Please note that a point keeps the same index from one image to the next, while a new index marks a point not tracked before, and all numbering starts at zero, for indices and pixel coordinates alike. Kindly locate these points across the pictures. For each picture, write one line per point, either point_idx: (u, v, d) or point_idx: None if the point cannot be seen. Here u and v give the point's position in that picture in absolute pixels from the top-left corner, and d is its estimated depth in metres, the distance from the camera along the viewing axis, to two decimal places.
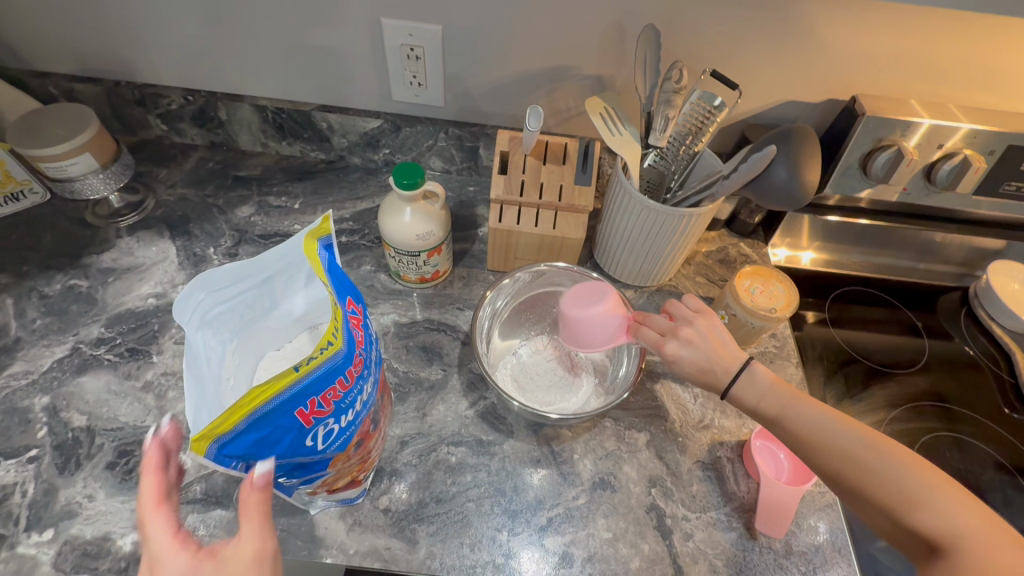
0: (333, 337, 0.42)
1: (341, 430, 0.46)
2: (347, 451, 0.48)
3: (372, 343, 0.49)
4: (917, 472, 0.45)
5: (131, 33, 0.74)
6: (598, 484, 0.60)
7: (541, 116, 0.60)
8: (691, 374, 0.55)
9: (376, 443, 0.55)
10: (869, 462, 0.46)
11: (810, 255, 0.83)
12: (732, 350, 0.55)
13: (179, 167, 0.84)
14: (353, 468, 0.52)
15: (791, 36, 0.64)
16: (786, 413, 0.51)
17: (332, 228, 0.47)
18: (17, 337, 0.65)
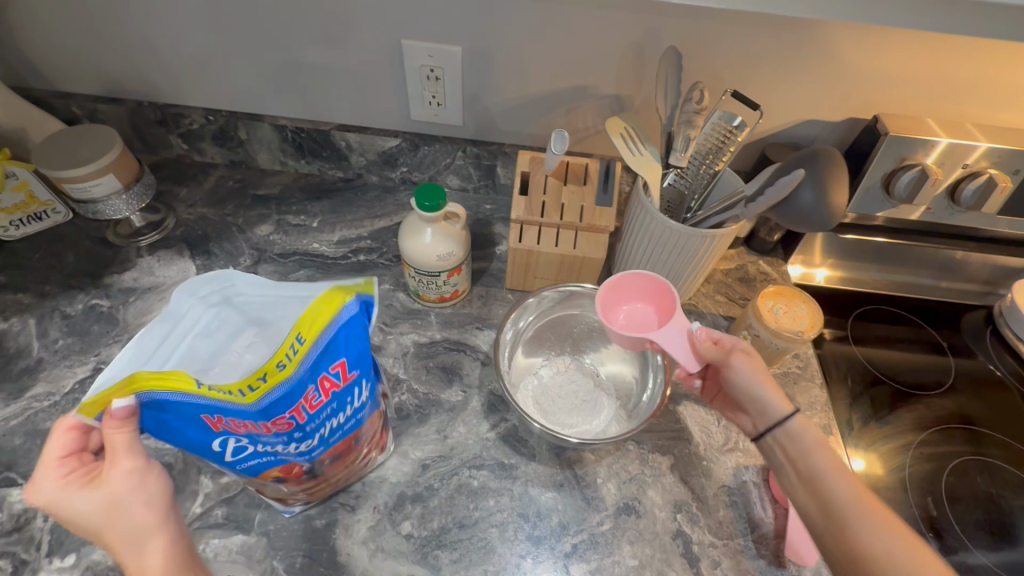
0: (258, 383, 0.43)
1: (253, 454, 0.47)
2: (267, 476, 0.49)
3: (346, 404, 0.50)
4: None
5: (154, 55, 0.75)
6: (623, 509, 0.59)
7: (565, 141, 0.59)
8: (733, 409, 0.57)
9: (346, 467, 0.55)
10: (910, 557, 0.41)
11: (824, 273, 0.82)
12: (780, 394, 0.52)
13: (199, 186, 0.85)
14: (283, 493, 0.53)
15: (812, 57, 0.64)
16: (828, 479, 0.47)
17: (373, 289, 0.49)
18: (39, 358, 0.65)
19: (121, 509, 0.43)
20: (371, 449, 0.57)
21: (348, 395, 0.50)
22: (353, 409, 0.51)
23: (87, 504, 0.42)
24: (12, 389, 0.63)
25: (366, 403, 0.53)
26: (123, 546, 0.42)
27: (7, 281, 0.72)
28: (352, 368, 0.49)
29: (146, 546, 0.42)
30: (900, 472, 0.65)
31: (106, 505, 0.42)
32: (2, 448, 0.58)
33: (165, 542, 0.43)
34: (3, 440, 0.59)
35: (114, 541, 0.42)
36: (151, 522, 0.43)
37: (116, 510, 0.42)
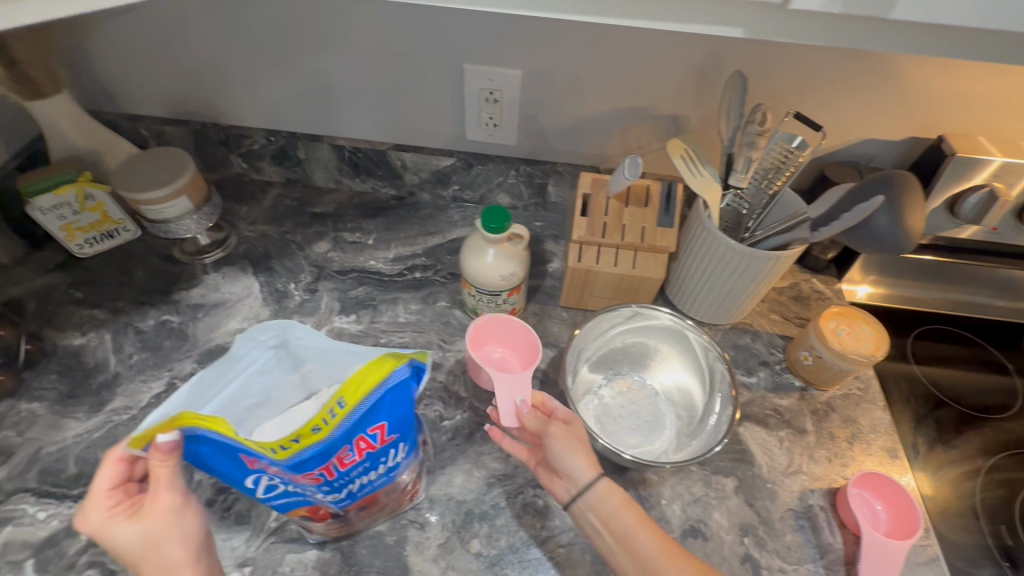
0: (294, 441, 0.41)
1: (286, 492, 0.45)
2: (295, 514, 0.49)
3: (381, 460, 0.48)
4: None
5: (222, 79, 0.77)
6: (689, 531, 0.59)
7: (639, 166, 0.59)
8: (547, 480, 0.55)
9: (380, 504, 0.55)
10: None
11: (865, 289, 0.81)
12: (591, 457, 0.52)
13: (258, 204, 0.87)
14: (308, 524, 0.53)
15: (877, 78, 0.64)
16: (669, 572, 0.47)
17: (428, 358, 0.46)
18: (116, 372, 0.68)
19: (161, 546, 0.42)
20: (399, 494, 0.56)
21: (383, 454, 0.47)
22: (390, 464, 0.49)
23: (132, 539, 0.41)
24: (93, 403, 0.65)
25: (400, 459, 0.50)
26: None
27: (83, 297, 0.75)
28: (389, 432, 0.46)
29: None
30: (971, 498, 0.63)
31: (148, 541, 0.41)
32: (87, 460, 0.61)
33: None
34: (87, 452, 0.62)
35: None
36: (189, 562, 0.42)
37: (158, 548, 0.41)
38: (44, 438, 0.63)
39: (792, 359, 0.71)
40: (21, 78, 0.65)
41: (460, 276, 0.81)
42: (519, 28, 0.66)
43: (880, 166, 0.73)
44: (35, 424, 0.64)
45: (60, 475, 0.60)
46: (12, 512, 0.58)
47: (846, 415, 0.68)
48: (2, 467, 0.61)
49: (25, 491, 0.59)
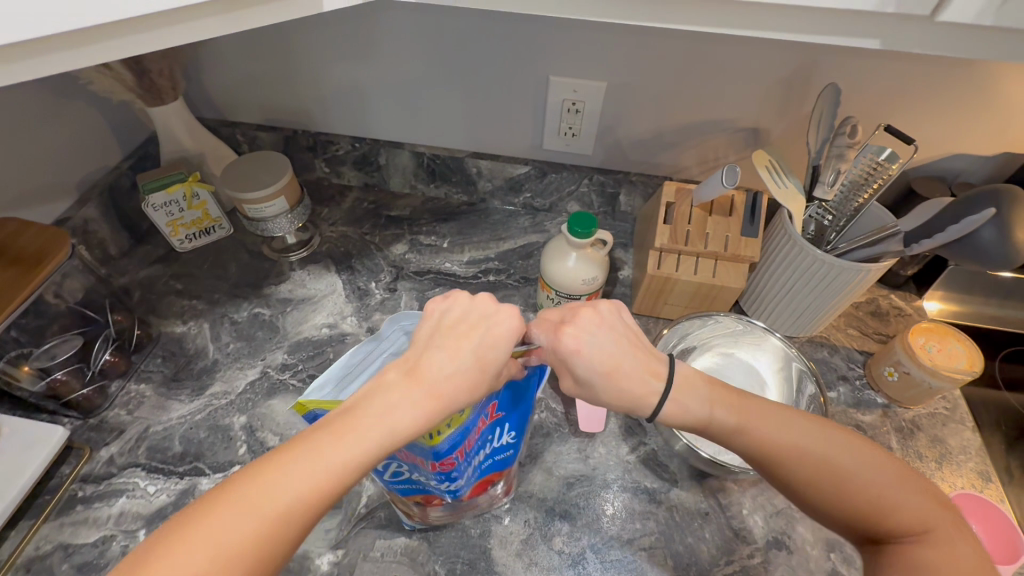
0: (438, 435, 0.44)
1: (408, 479, 0.50)
2: (410, 498, 0.54)
3: (489, 440, 0.52)
4: (843, 465, 0.44)
5: (316, 89, 0.82)
6: (773, 543, 0.58)
7: (738, 176, 0.60)
8: (610, 401, 0.47)
9: (478, 500, 0.58)
10: (891, 482, 0.44)
11: (933, 304, 0.78)
12: (649, 364, 0.48)
13: (338, 206, 0.91)
14: (409, 510, 0.56)
15: (974, 92, 0.63)
16: (776, 434, 0.45)
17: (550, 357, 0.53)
18: (215, 359, 0.73)
19: (363, 432, 0.38)
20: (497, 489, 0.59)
21: (493, 431, 0.52)
22: (500, 447, 0.54)
23: (374, 403, 0.40)
24: (195, 386, 0.70)
25: (506, 443, 0.54)
26: (299, 465, 0.36)
27: (182, 288, 0.80)
28: (500, 408, 0.51)
29: (303, 480, 0.36)
30: None
31: (393, 424, 0.39)
32: (190, 439, 0.65)
33: (307, 493, 0.36)
34: (190, 432, 0.66)
35: (310, 447, 0.37)
36: (344, 473, 0.37)
37: (378, 434, 0.38)
38: (151, 417, 0.67)
39: (876, 375, 0.70)
40: (148, 86, 0.70)
41: (532, 281, 0.83)
42: (610, 41, 0.68)
43: (969, 181, 0.72)
44: (143, 404, 0.68)
45: (167, 453, 0.64)
46: (125, 484, 0.62)
47: (933, 434, 0.67)
48: (115, 442, 0.65)
49: (136, 465, 0.63)
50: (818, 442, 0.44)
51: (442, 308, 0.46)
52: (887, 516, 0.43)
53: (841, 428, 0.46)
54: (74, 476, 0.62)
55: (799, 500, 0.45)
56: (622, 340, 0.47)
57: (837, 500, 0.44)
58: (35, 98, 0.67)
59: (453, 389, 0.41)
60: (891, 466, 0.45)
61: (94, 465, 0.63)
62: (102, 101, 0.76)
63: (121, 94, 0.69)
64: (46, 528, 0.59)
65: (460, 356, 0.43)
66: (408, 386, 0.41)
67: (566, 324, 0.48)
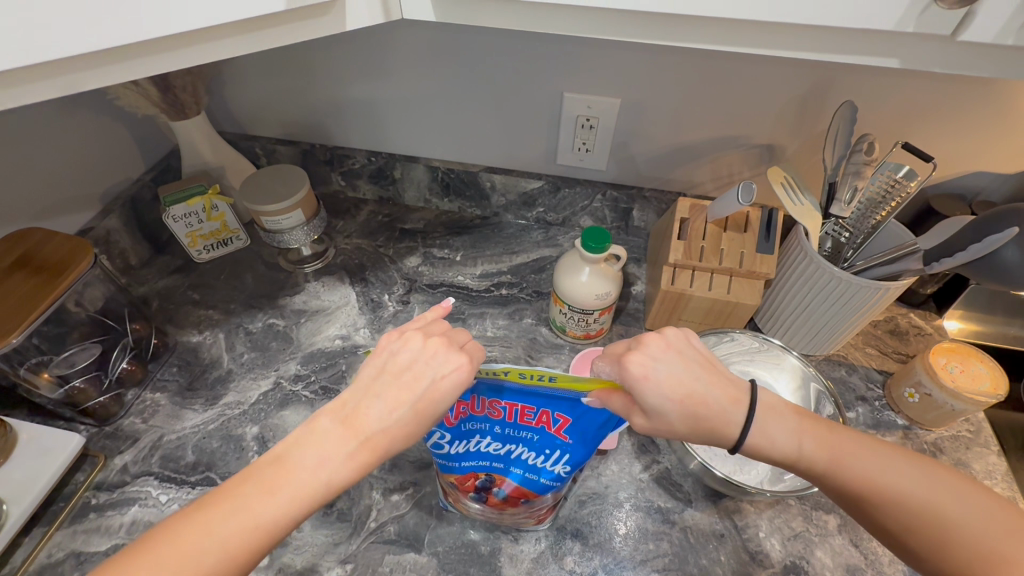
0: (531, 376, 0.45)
1: (449, 452, 0.53)
2: (447, 477, 0.55)
3: (543, 452, 0.51)
4: (952, 504, 0.41)
5: (334, 105, 0.83)
6: (790, 568, 0.57)
7: (753, 192, 0.59)
8: (688, 430, 0.45)
9: (506, 515, 0.57)
10: (1010, 535, 0.39)
11: (954, 324, 0.77)
12: (725, 388, 0.46)
13: (353, 219, 0.92)
14: (447, 490, 0.58)
15: (994, 110, 0.63)
16: (873, 468, 0.43)
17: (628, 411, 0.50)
18: (229, 369, 0.73)
19: (294, 486, 0.38)
20: (527, 517, 0.57)
21: (549, 448, 0.51)
22: (549, 470, 0.52)
23: (307, 454, 0.40)
24: (208, 396, 0.71)
25: (558, 473, 0.52)
26: (225, 522, 0.36)
27: (199, 298, 0.81)
28: (566, 430, 0.49)
29: (227, 540, 0.36)
30: None
31: (324, 478, 0.39)
32: (203, 449, 0.66)
33: (232, 550, 0.36)
34: (202, 441, 0.66)
35: (238, 502, 0.37)
36: (275, 529, 0.37)
37: (310, 487, 0.39)
38: (165, 426, 0.68)
39: (895, 396, 0.69)
40: (172, 101, 0.72)
41: (544, 295, 0.82)
42: (624, 58, 0.68)
43: (990, 199, 0.71)
44: (158, 412, 0.69)
45: (179, 462, 0.65)
46: (137, 493, 0.62)
47: (956, 458, 0.65)
48: (129, 450, 0.66)
49: (149, 474, 0.64)
50: (919, 482, 0.42)
51: (392, 347, 0.45)
52: (1007, 574, 0.38)
53: (947, 470, 0.43)
54: (88, 483, 0.63)
55: (899, 543, 0.42)
56: (694, 367, 0.46)
57: (943, 546, 0.40)
58: (63, 112, 0.69)
59: (387, 440, 0.41)
60: (1010, 519, 0.40)
61: (108, 472, 0.64)
62: (127, 115, 0.78)
63: (145, 108, 0.71)
64: (59, 535, 0.59)
65: (398, 409, 0.42)
66: (344, 437, 0.41)
67: (634, 352, 0.46)
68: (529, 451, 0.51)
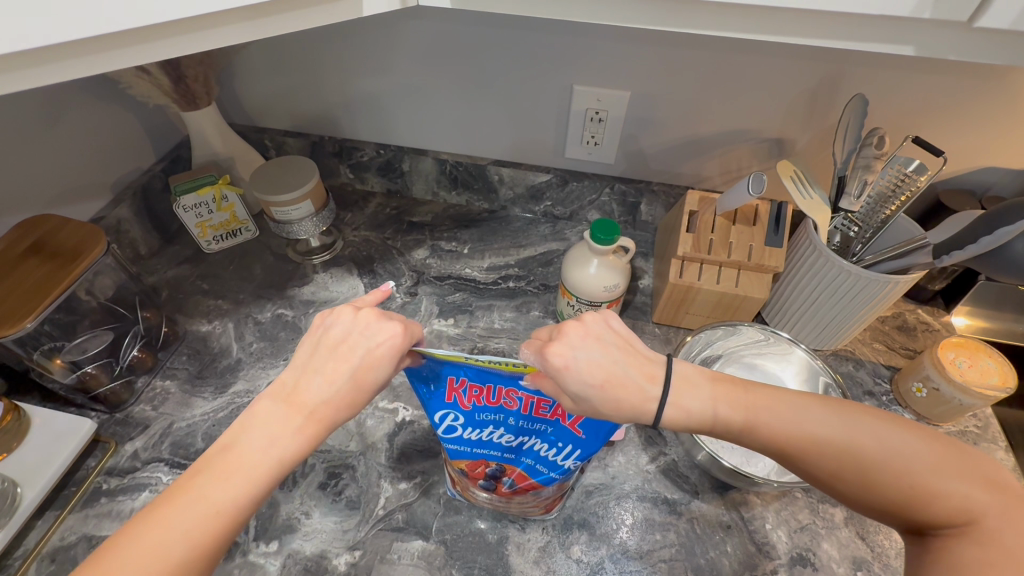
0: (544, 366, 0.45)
1: (460, 437, 0.52)
2: (456, 464, 0.55)
3: (556, 445, 0.51)
4: (867, 446, 0.41)
5: (343, 96, 0.83)
6: (797, 559, 0.57)
7: (764, 183, 0.59)
8: (609, 413, 0.44)
9: (513, 504, 0.57)
10: (929, 468, 0.40)
11: (961, 321, 0.77)
12: (643, 367, 0.46)
13: (361, 211, 0.93)
14: (455, 478, 0.58)
15: (1005, 103, 0.63)
16: (788, 421, 0.43)
17: None
18: (238, 358, 0.74)
19: (247, 465, 0.39)
20: (534, 507, 0.57)
21: (563, 440, 0.50)
22: (561, 461, 0.52)
23: (254, 437, 0.41)
24: (218, 384, 0.71)
25: (569, 467, 0.52)
26: (181, 514, 0.37)
27: (208, 288, 0.82)
28: (581, 424, 0.49)
29: (192, 527, 0.36)
30: None
31: (276, 453, 0.40)
32: (213, 436, 0.66)
33: (198, 535, 0.36)
34: (212, 429, 0.67)
35: (194, 493, 0.38)
36: (237, 509, 0.38)
37: (264, 465, 0.40)
38: (175, 413, 0.68)
39: (902, 390, 0.69)
40: (184, 91, 0.72)
41: (552, 288, 0.83)
42: (634, 51, 0.68)
43: (1000, 195, 0.71)
44: (168, 400, 0.70)
45: (189, 449, 0.65)
46: (148, 479, 0.63)
47: None
48: (139, 437, 0.66)
49: (159, 461, 0.64)
50: (839, 430, 0.42)
51: (327, 323, 0.45)
52: (930, 506, 0.40)
53: (863, 411, 0.43)
54: (99, 469, 0.63)
55: (830, 490, 0.44)
56: (610, 350, 0.45)
57: (864, 489, 0.42)
58: (76, 101, 0.70)
59: (331, 411, 0.43)
60: (928, 450, 0.41)
61: (118, 458, 0.64)
62: (138, 105, 0.79)
63: (157, 98, 0.72)
64: (70, 520, 0.60)
65: (337, 379, 0.43)
66: (289, 415, 0.42)
67: (553, 341, 0.45)
68: (543, 442, 0.51)
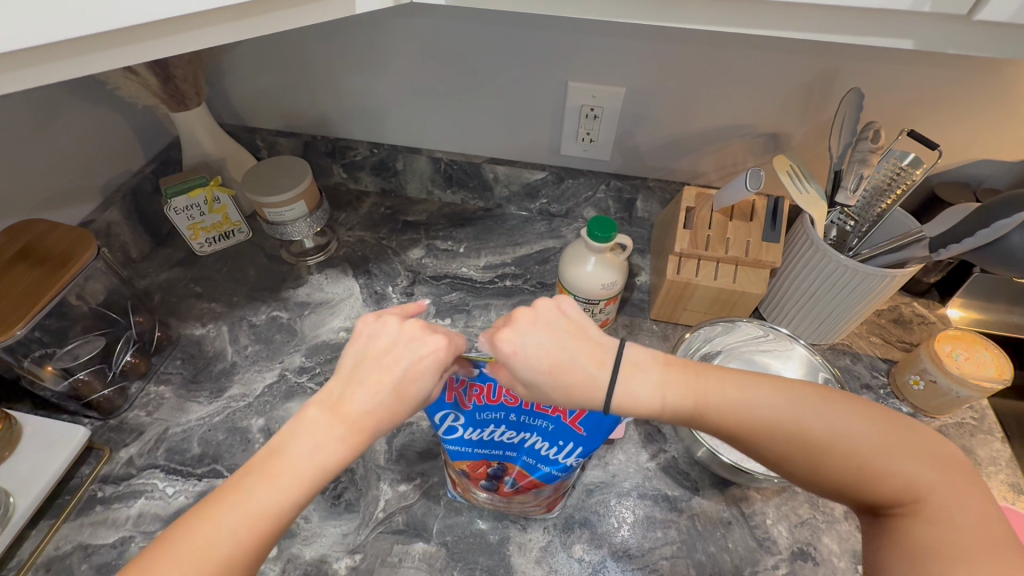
0: None
1: (461, 438, 0.52)
2: (457, 465, 0.55)
3: (557, 443, 0.51)
4: (818, 429, 0.41)
5: (335, 94, 0.82)
6: (798, 554, 0.57)
7: (761, 179, 0.59)
8: (560, 398, 0.44)
9: (514, 504, 0.57)
10: (876, 449, 0.40)
11: (955, 313, 0.77)
12: (594, 352, 0.44)
13: (355, 211, 0.92)
14: (456, 480, 0.57)
15: (999, 95, 0.63)
16: (739, 405, 0.43)
17: None
18: (233, 361, 0.73)
19: (294, 472, 0.38)
20: (536, 506, 0.57)
21: (563, 439, 0.50)
22: (562, 460, 0.52)
23: (300, 444, 0.39)
24: (213, 389, 0.70)
25: (569, 464, 0.52)
26: (229, 513, 0.36)
27: (201, 291, 0.81)
28: (582, 421, 0.49)
29: (237, 531, 0.36)
30: None
31: (321, 461, 0.39)
32: (209, 441, 0.65)
33: (245, 537, 0.36)
34: (208, 434, 0.66)
35: (241, 496, 0.37)
36: (282, 513, 0.37)
37: (308, 472, 0.39)
38: (170, 419, 0.67)
39: (900, 383, 0.69)
40: (172, 91, 0.71)
41: (549, 286, 0.82)
42: (629, 46, 0.68)
43: (995, 187, 0.71)
44: (162, 405, 0.69)
45: (185, 454, 0.64)
46: (143, 486, 0.62)
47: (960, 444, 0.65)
48: (134, 443, 0.65)
49: (155, 467, 0.63)
50: (788, 414, 0.41)
51: (371, 331, 0.44)
52: (878, 486, 0.40)
53: (812, 393, 0.43)
54: (94, 476, 0.62)
55: (782, 472, 0.43)
56: (559, 335, 0.44)
57: (814, 472, 0.41)
58: (62, 103, 0.69)
59: (374, 421, 0.41)
60: (876, 428, 0.41)
61: (113, 465, 0.64)
62: (127, 106, 0.78)
63: (146, 99, 0.70)
64: (65, 529, 0.59)
65: (380, 391, 0.42)
66: (333, 423, 0.40)
67: (503, 327, 0.44)
68: (543, 440, 0.51)
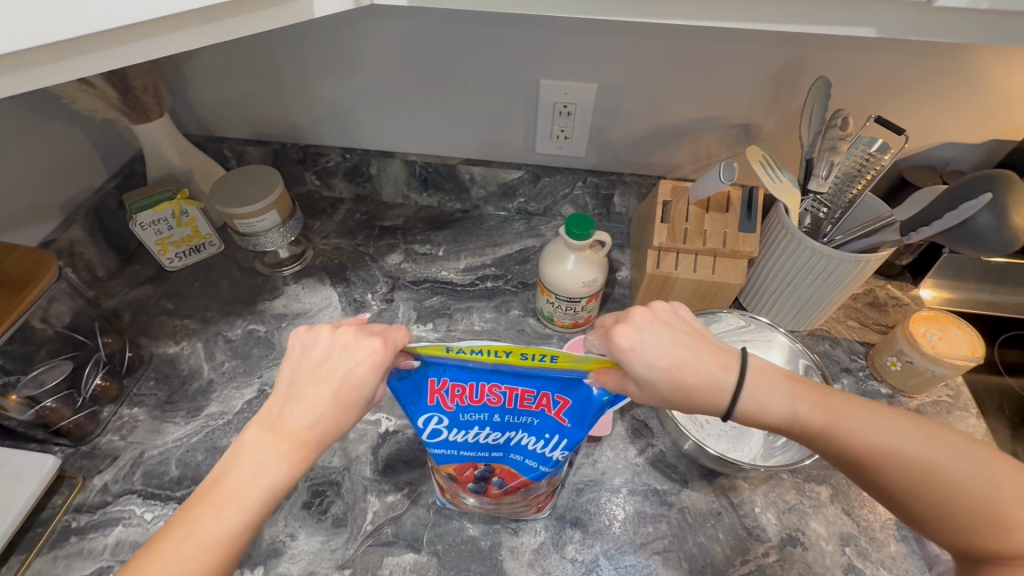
0: (522, 357, 0.43)
1: (446, 441, 0.51)
2: (444, 469, 0.54)
3: (543, 437, 0.50)
4: (951, 465, 0.41)
5: (303, 100, 0.80)
6: (788, 540, 0.58)
7: (735, 170, 0.59)
8: (675, 395, 0.45)
9: (503, 505, 0.56)
10: (1012, 496, 0.40)
11: (927, 294, 0.79)
12: (716, 353, 0.46)
13: (330, 219, 0.90)
14: (444, 484, 0.56)
15: (961, 79, 0.64)
16: (870, 434, 0.43)
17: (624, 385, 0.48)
18: (210, 379, 0.71)
19: (240, 494, 0.38)
20: (526, 506, 0.57)
21: (549, 433, 0.49)
22: (547, 452, 0.51)
23: (243, 467, 0.39)
24: (189, 408, 0.68)
25: (558, 459, 0.51)
26: (180, 544, 0.36)
27: (173, 308, 0.78)
28: (566, 414, 0.48)
29: (188, 561, 0.35)
30: None
31: (268, 482, 0.38)
32: (187, 463, 0.63)
33: (196, 567, 0.35)
34: (186, 455, 0.64)
35: (189, 526, 0.36)
36: (234, 538, 0.37)
37: (256, 495, 0.38)
38: (146, 442, 0.65)
39: (878, 365, 0.70)
40: (132, 103, 0.69)
41: (530, 286, 0.82)
42: (599, 42, 0.68)
43: (960, 169, 0.73)
44: (137, 428, 0.67)
45: (163, 478, 0.62)
46: (120, 513, 0.60)
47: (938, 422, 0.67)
48: (108, 469, 0.63)
49: (132, 492, 0.61)
50: (922, 447, 0.42)
51: (305, 343, 0.42)
52: (1007, 533, 0.39)
53: (946, 431, 0.43)
54: (67, 506, 0.60)
55: (901, 505, 0.43)
56: (679, 335, 0.45)
57: (939, 508, 0.41)
58: (15, 119, 0.66)
59: (318, 434, 0.40)
60: (1015, 476, 0.40)
61: (87, 494, 0.61)
62: (85, 120, 0.75)
63: (104, 112, 0.68)
64: (39, 563, 0.56)
65: (320, 403, 0.40)
66: (276, 442, 0.40)
67: (620, 324, 0.46)
68: (530, 436, 0.50)
